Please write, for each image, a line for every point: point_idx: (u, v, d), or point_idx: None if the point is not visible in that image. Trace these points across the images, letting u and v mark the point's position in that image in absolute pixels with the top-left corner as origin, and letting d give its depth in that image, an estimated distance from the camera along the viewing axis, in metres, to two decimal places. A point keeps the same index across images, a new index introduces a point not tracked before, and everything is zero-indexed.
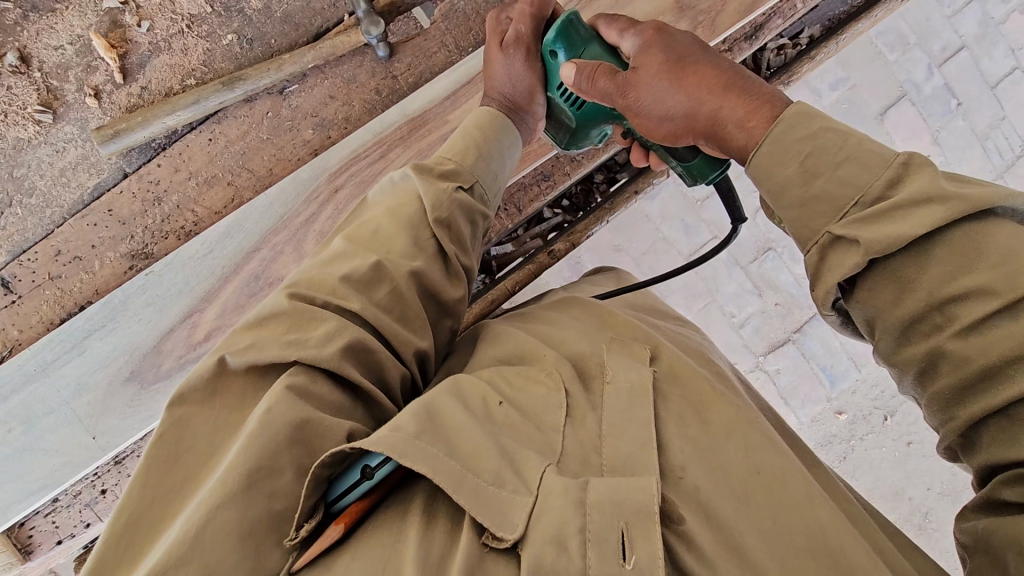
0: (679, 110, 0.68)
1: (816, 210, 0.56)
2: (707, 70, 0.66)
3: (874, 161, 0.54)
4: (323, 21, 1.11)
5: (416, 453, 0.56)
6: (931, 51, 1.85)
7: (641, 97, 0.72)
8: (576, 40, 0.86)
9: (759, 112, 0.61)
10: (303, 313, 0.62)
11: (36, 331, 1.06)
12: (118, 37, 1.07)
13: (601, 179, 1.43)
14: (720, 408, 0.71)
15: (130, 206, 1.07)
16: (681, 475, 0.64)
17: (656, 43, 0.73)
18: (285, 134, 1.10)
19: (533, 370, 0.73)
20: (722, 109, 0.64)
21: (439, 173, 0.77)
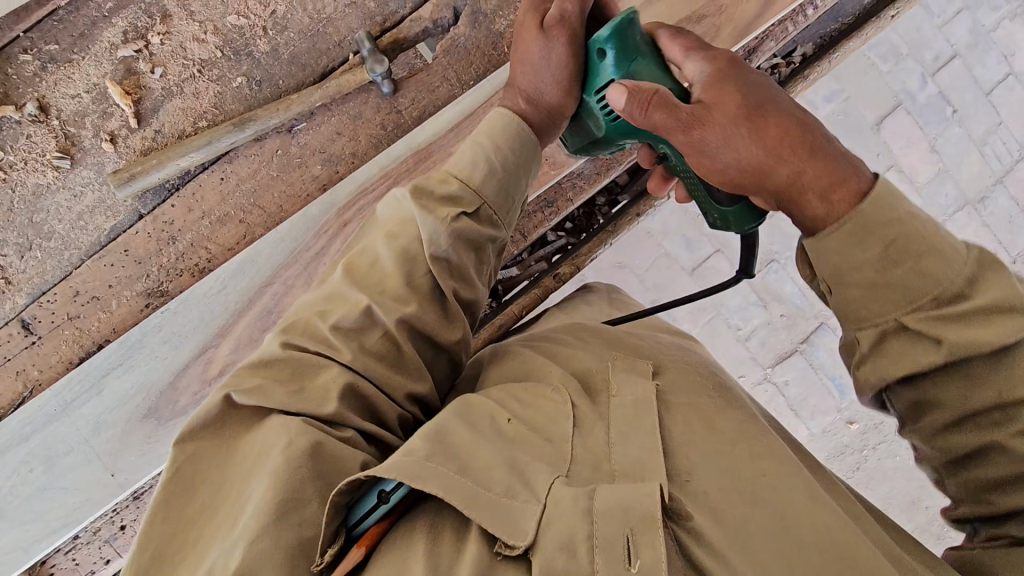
0: (756, 159, 0.67)
1: (886, 295, 0.62)
2: (788, 125, 0.68)
3: (951, 259, 0.61)
4: (328, 61, 1.14)
5: (429, 474, 0.59)
6: (923, 61, 1.88)
7: (711, 138, 0.69)
8: (632, 46, 0.81)
9: (842, 186, 0.64)
10: (305, 362, 0.65)
11: (55, 371, 1.08)
12: (132, 84, 1.11)
13: (603, 202, 1.45)
14: (721, 416, 0.75)
15: (146, 245, 1.10)
16: (687, 478, 0.68)
17: (731, 85, 0.72)
18: (294, 171, 1.13)
19: (541, 384, 0.77)
20: (804, 172, 0.66)
21: (440, 196, 0.73)
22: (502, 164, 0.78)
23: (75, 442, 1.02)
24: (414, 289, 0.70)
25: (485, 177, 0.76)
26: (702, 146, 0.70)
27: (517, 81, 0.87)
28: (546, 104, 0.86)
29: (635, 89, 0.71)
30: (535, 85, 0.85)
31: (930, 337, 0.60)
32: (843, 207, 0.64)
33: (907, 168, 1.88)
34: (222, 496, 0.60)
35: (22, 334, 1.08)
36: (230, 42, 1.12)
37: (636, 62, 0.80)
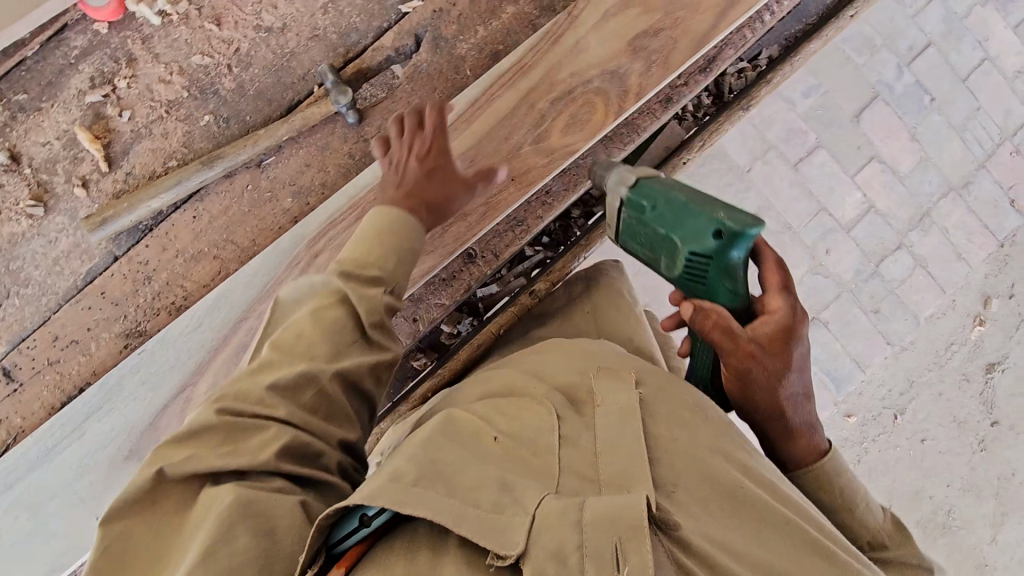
0: (770, 406, 0.80)
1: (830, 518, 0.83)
2: (802, 392, 0.81)
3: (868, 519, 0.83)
4: (294, 94, 1.16)
5: (414, 497, 0.61)
6: (898, 51, 1.88)
7: (756, 374, 0.78)
8: (741, 255, 0.79)
9: (807, 449, 0.84)
10: (236, 428, 0.66)
11: (38, 417, 1.09)
12: (102, 128, 1.12)
13: (579, 214, 1.46)
14: (705, 427, 0.75)
15: (122, 287, 1.11)
16: (674, 487, 0.67)
17: (793, 342, 0.79)
18: (265, 205, 1.14)
19: (524, 399, 0.77)
20: (792, 432, 0.82)
21: (360, 277, 0.80)
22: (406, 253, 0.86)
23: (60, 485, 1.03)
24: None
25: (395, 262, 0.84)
26: (743, 375, 0.79)
27: (405, 174, 0.97)
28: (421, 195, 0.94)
29: (706, 315, 0.80)
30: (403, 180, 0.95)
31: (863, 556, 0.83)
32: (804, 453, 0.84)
33: (889, 158, 1.89)
34: (188, 539, 0.61)
35: (4, 382, 1.09)
36: (196, 82, 1.14)
37: (732, 254, 0.78)
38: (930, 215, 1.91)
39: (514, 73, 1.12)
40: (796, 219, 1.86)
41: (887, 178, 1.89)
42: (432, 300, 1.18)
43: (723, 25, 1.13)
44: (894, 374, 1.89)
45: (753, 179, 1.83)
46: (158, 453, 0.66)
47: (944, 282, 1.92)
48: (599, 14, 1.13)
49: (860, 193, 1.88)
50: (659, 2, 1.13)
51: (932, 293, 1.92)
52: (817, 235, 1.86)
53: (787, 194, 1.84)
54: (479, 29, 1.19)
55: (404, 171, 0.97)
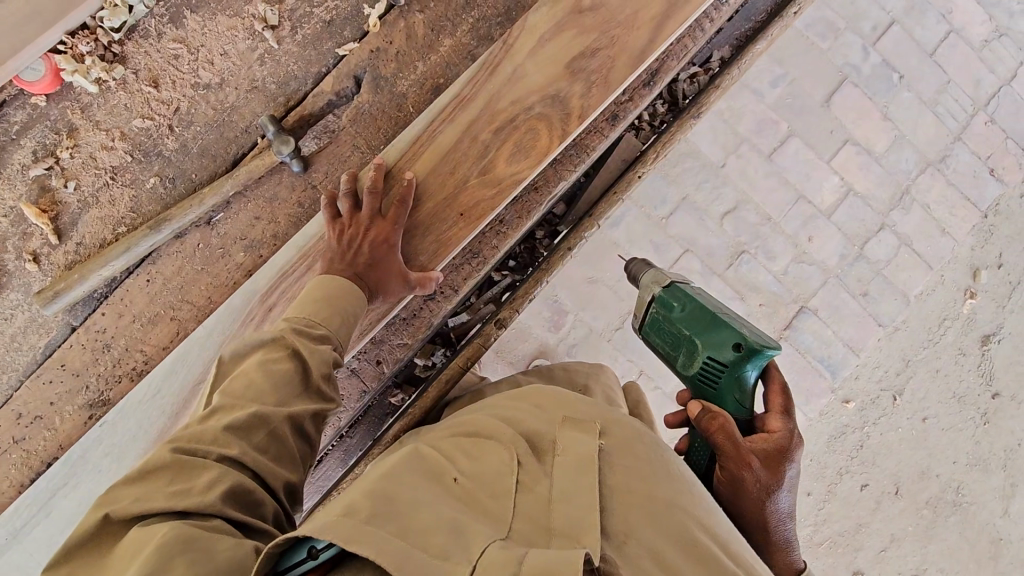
0: (757, 513, 0.83)
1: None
2: (788, 510, 0.85)
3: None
4: (239, 148, 1.16)
5: (361, 536, 0.57)
6: (862, 32, 1.86)
7: (749, 482, 0.82)
8: (755, 364, 0.87)
9: (787, 560, 0.85)
10: (188, 464, 0.67)
11: (8, 497, 1.09)
12: (48, 201, 1.12)
13: (543, 234, 1.45)
14: (662, 479, 0.74)
15: (81, 357, 1.11)
16: (625, 539, 0.66)
17: (788, 465, 0.84)
18: (218, 262, 1.14)
19: (488, 442, 0.76)
20: (770, 535, 0.84)
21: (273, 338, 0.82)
22: (348, 312, 0.94)
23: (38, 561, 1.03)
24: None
25: (338, 323, 0.91)
26: (738, 477, 0.83)
27: (356, 239, 1.00)
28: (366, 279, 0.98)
29: (710, 413, 0.86)
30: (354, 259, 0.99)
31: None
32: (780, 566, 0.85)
33: (863, 139, 1.87)
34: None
35: None
36: (139, 145, 1.14)
37: (747, 370, 0.87)
38: (911, 192, 1.89)
39: (454, 108, 1.10)
40: (774, 208, 1.83)
41: (863, 160, 1.87)
42: (394, 340, 1.20)
43: (660, 40, 1.08)
44: (888, 354, 1.87)
45: (727, 174, 1.81)
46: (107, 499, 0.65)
47: (931, 259, 1.89)
48: (533, 40, 1.09)
49: (837, 177, 1.86)
50: (592, 22, 1.08)
51: (920, 270, 1.88)
52: (798, 223, 1.84)
53: (762, 186, 1.82)
54: (418, 65, 1.18)
55: (354, 236, 1.00)
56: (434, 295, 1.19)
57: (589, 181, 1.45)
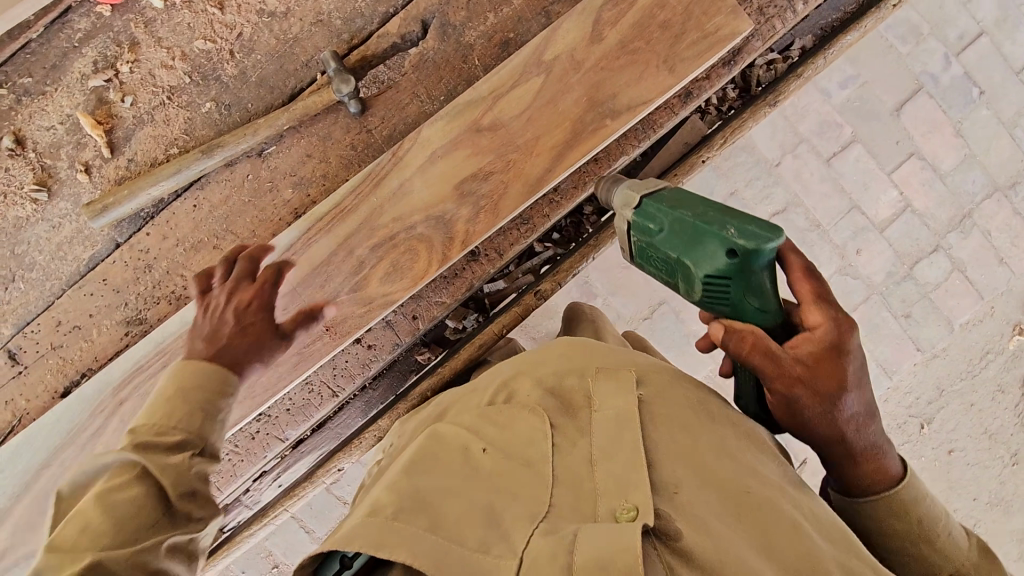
0: (829, 429, 0.69)
1: (912, 550, 0.70)
2: (862, 407, 0.70)
3: (960, 544, 0.70)
4: (296, 82, 1.13)
5: (393, 537, 0.59)
6: (947, 40, 1.75)
7: (804, 400, 0.68)
8: (756, 262, 0.73)
9: (885, 476, 0.70)
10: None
11: (42, 401, 1.11)
12: (104, 113, 1.11)
13: (591, 210, 1.38)
14: (705, 429, 0.71)
15: (123, 274, 1.11)
16: (676, 489, 0.64)
17: (845, 358, 0.69)
18: (265, 195, 1.12)
19: (515, 406, 0.75)
20: (857, 454, 0.70)
21: (163, 446, 0.65)
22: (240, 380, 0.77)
23: (70, 465, 1.04)
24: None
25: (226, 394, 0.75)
26: (786, 394, 0.69)
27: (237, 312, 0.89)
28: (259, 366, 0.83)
29: (734, 332, 0.72)
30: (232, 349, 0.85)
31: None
32: (881, 490, 0.70)
33: (930, 154, 1.76)
34: None
35: (9, 365, 1.11)
36: (198, 67, 1.12)
37: (752, 273, 0.74)
38: (973, 217, 1.79)
39: (332, 220, 1.06)
40: (827, 216, 1.75)
41: (927, 177, 1.77)
42: (433, 298, 1.18)
43: (557, 170, 1.06)
44: (923, 380, 1.80)
45: (781, 173, 1.73)
46: None
47: (984, 289, 1.80)
48: (425, 155, 1.07)
49: (897, 190, 1.76)
50: (486, 144, 1.06)
51: (969, 299, 1.79)
52: (848, 234, 1.75)
53: (818, 191, 1.74)
54: (489, 16, 1.13)
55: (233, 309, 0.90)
56: (480, 256, 1.16)
57: (646, 162, 1.40)
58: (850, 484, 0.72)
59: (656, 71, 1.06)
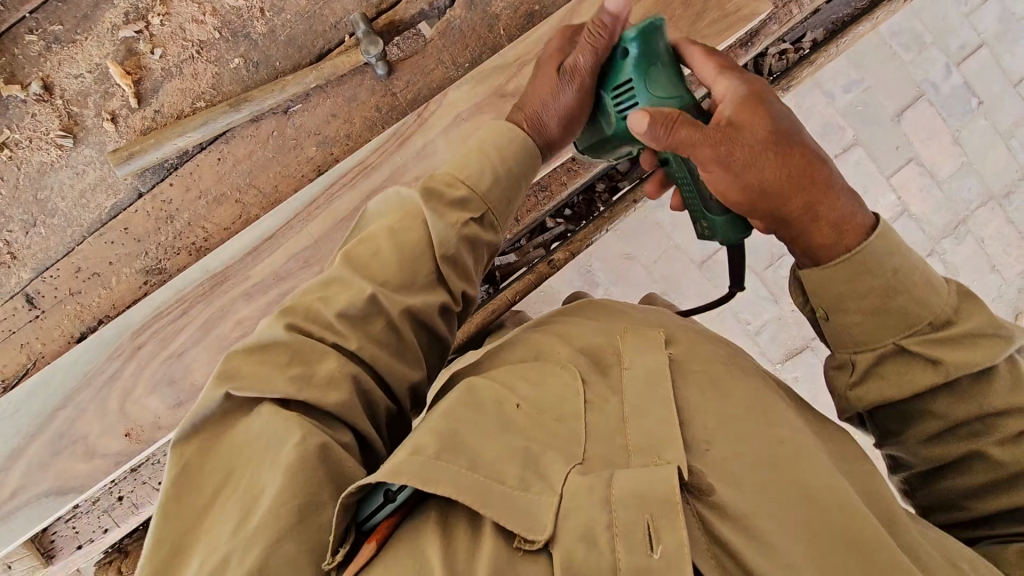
0: (776, 184, 0.68)
1: (892, 321, 0.65)
2: (804, 153, 0.69)
3: (940, 289, 0.66)
4: (325, 43, 1.15)
5: (438, 474, 0.55)
6: (948, 50, 1.80)
7: (740, 155, 0.68)
8: (651, 51, 0.83)
9: (853, 220, 0.67)
10: (305, 348, 0.64)
11: (58, 345, 1.11)
12: (133, 64, 1.12)
13: (603, 188, 1.40)
14: (740, 385, 0.68)
15: (145, 223, 1.12)
16: (708, 446, 0.61)
17: (764, 106, 0.71)
18: (289, 152, 1.14)
19: (545, 363, 0.70)
20: (818, 204, 0.67)
21: (450, 201, 0.75)
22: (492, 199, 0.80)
23: (86, 407, 1.05)
24: (425, 246, 0.72)
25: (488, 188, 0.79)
26: (723, 161, 0.68)
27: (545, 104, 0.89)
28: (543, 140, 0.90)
29: (656, 111, 0.71)
30: (539, 120, 0.89)
31: (926, 360, 0.65)
32: (850, 243, 0.67)
33: (928, 160, 1.81)
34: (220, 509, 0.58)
35: (26, 309, 1.11)
36: (228, 24, 1.13)
37: (650, 64, 0.83)
38: (967, 223, 1.84)
39: (356, 175, 1.09)
40: None
41: (925, 182, 1.81)
42: None
43: None
44: None
45: None
46: (232, 369, 0.63)
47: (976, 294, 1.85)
48: (451, 117, 1.09)
49: (895, 194, 1.81)
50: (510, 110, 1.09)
51: None
52: None
53: None
54: None
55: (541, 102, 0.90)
56: None
57: None
58: (819, 253, 0.68)
59: None
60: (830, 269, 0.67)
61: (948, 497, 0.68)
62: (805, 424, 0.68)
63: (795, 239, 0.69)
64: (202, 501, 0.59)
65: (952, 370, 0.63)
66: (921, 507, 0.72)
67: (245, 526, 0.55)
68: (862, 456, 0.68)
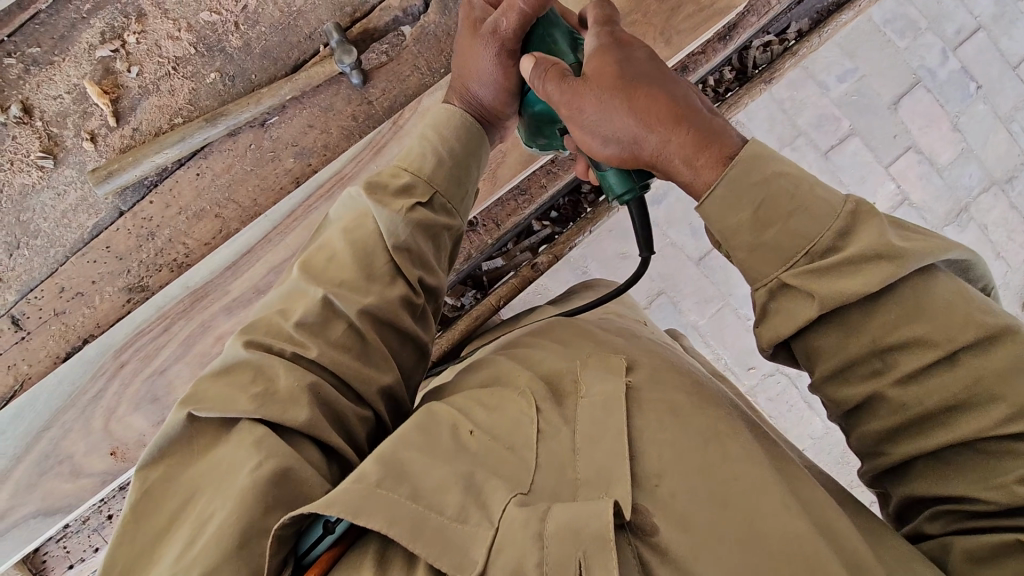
0: (628, 131, 0.67)
1: (770, 253, 0.60)
2: (658, 93, 0.66)
3: (825, 212, 0.59)
4: (300, 54, 1.15)
5: (373, 504, 0.54)
6: (944, 35, 1.77)
7: (590, 108, 0.69)
8: (545, 21, 0.83)
9: (711, 151, 0.63)
10: (264, 362, 0.63)
11: (44, 366, 1.12)
12: (110, 83, 1.13)
13: (589, 189, 1.39)
14: (700, 415, 0.65)
15: (126, 241, 1.13)
16: (658, 481, 0.60)
17: (613, 52, 0.70)
18: (267, 165, 1.14)
19: (506, 390, 0.69)
20: (671, 142, 0.65)
21: (394, 189, 0.76)
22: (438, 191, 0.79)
23: (71, 427, 1.05)
24: (375, 279, 0.71)
25: (430, 164, 0.80)
26: (576, 115, 0.71)
27: (471, 81, 0.88)
28: (475, 106, 0.89)
29: (539, 62, 0.75)
30: (469, 88, 0.89)
31: (804, 293, 0.59)
32: (708, 173, 0.63)
33: (928, 147, 1.78)
34: (168, 531, 0.56)
35: (11, 331, 1.12)
36: (204, 39, 1.13)
37: (542, 33, 0.83)
38: (969, 210, 1.80)
39: (334, 185, 1.09)
40: None
41: (924, 170, 1.78)
42: None
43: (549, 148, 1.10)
44: None
45: None
46: (194, 392, 0.62)
47: None
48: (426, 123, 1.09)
49: (894, 184, 1.77)
50: None
51: None
52: None
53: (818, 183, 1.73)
54: None
55: (467, 79, 0.89)
56: (478, 227, 1.19)
57: None
58: (691, 192, 0.65)
59: (654, 42, 1.12)
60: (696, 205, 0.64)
61: (867, 444, 0.61)
62: (768, 451, 0.66)
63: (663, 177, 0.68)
64: (163, 525, 0.57)
65: (829, 301, 0.57)
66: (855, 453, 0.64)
67: (194, 549, 0.53)
68: (814, 489, 0.63)
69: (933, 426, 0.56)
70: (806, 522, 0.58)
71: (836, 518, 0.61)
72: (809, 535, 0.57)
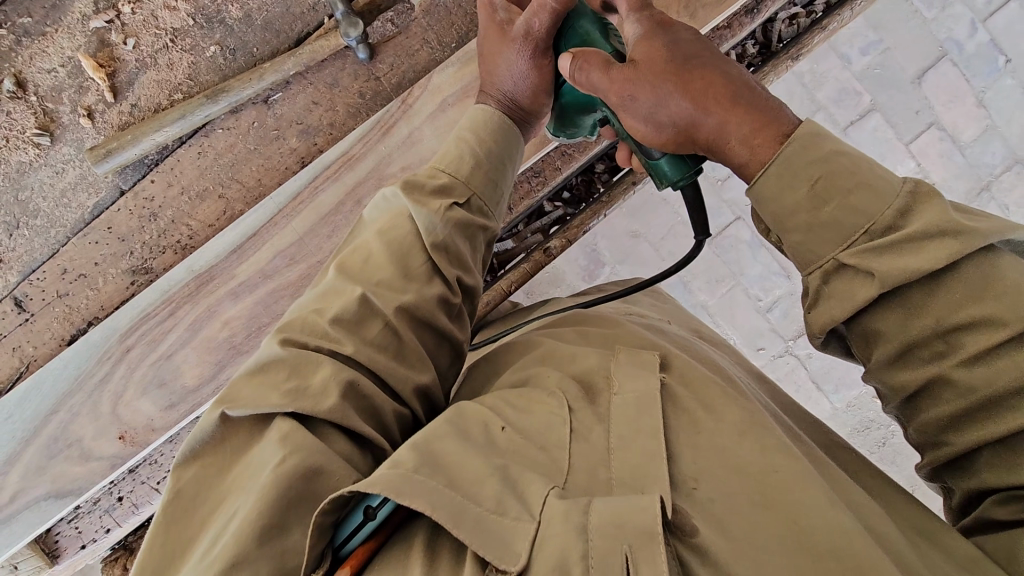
0: (681, 116, 0.63)
1: (825, 234, 0.56)
2: (713, 75, 0.62)
3: (885, 189, 0.55)
4: (303, 26, 1.10)
5: (413, 488, 0.52)
6: (974, 5, 1.67)
7: (638, 92, 0.66)
8: (576, 12, 0.78)
9: (769, 129, 0.59)
10: (301, 359, 0.60)
11: (49, 348, 1.10)
12: (106, 56, 1.08)
13: (603, 168, 1.34)
14: (735, 410, 0.63)
15: (128, 222, 1.10)
16: (695, 486, 0.57)
17: (661, 34, 0.66)
18: (272, 144, 1.10)
19: (536, 391, 0.67)
20: (729, 123, 0.61)
21: (433, 189, 0.73)
22: (477, 196, 0.76)
23: (79, 410, 1.04)
24: (412, 278, 0.68)
25: (466, 164, 0.77)
26: (626, 101, 0.67)
27: (501, 82, 0.85)
28: (514, 107, 0.85)
29: (577, 56, 0.72)
30: (501, 88, 0.85)
31: (863, 272, 0.55)
32: (768, 152, 0.58)
33: (951, 124, 1.70)
34: (201, 533, 0.55)
35: (15, 312, 1.10)
36: (202, 9, 1.08)
37: (576, 24, 0.78)
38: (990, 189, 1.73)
39: (340, 167, 1.05)
40: None
41: (946, 147, 1.71)
42: None
43: None
44: None
45: None
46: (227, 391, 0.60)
47: None
48: (436, 103, 1.04)
49: (912, 162, 1.71)
50: None
51: None
52: None
53: None
54: None
55: (498, 80, 0.85)
56: None
57: None
58: (743, 174, 0.61)
59: (677, 15, 1.06)
60: (749, 186, 0.60)
61: (925, 434, 0.57)
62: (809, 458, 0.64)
63: (717, 159, 0.64)
64: (195, 527, 0.55)
65: (888, 282, 0.53)
66: (914, 445, 0.60)
67: (219, 547, 0.51)
68: (865, 497, 0.61)
69: (1012, 406, 0.51)
70: (851, 520, 0.55)
71: (887, 525, 0.58)
72: (852, 530, 0.54)
